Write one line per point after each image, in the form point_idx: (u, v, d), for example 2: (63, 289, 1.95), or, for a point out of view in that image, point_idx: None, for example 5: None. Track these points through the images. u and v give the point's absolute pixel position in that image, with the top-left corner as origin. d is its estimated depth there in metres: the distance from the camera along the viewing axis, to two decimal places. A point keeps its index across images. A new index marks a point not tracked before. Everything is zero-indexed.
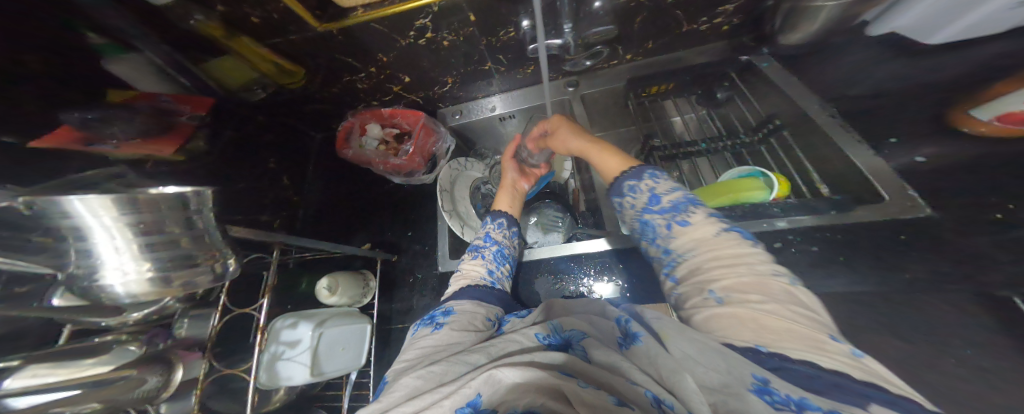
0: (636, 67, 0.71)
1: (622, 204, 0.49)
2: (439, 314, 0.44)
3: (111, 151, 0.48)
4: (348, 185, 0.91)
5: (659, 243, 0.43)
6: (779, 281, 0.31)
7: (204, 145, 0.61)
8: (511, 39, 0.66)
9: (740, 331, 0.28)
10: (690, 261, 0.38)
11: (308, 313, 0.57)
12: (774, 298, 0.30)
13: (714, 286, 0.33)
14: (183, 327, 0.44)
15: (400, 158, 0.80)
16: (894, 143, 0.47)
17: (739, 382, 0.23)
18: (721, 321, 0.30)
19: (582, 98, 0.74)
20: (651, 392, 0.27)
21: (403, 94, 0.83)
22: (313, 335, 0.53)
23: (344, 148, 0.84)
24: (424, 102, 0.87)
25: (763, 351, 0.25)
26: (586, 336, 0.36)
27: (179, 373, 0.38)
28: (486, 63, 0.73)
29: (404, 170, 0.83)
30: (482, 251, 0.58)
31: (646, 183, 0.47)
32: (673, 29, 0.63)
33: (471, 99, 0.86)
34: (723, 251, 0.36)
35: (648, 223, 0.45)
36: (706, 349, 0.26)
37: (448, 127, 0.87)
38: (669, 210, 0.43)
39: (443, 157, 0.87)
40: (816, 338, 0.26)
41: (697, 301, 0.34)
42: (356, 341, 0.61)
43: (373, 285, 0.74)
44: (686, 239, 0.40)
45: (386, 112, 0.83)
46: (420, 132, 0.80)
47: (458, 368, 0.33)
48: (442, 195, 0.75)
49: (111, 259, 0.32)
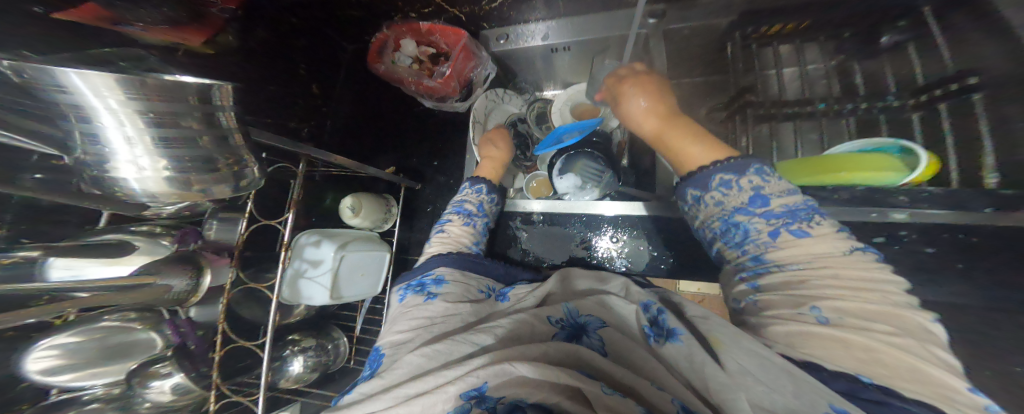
0: None
1: (702, 200, 0.36)
2: (430, 284, 0.41)
3: (139, 34, 0.42)
4: (374, 103, 0.84)
5: (748, 248, 0.33)
6: (915, 317, 0.24)
7: (233, 41, 0.56)
8: None
9: (838, 353, 0.22)
10: (792, 275, 0.29)
11: (331, 233, 0.55)
12: (906, 332, 0.23)
13: (817, 302, 0.26)
14: (212, 229, 0.42)
15: (434, 79, 0.71)
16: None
17: (811, 409, 0.19)
18: (811, 339, 0.24)
19: (666, 35, 0.58)
20: (681, 401, 0.24)
21: (445, 7, 0.72)
22: (335, 257, 0.52)
23: (376, 62, 0.75)
24: (468, 20, 0.74)
25: (866, 382, 0.20)
26: (605, 325, 0.34)
27: (209, 278, 0.36)
28: None
29: (437, 95, 0.75)
30: (473, 219, 0.55)
31: (749, 179, 0.33)
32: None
33: (520, 21, 0.72)
34: (841, 272, 0.27)
35: (737, 226, 0.34)
36: (772, 368, 0.22)
37: (491, 53, 0.72)
38: (780, 215, 0.32)
39: (481, 85, 0.78)
40: (946, 383, 0.20)
41: (785, 312, 0.27)
42: (375, 268, 0.60)
43: (395, 212, 0.71)
44: (795, 252, 0.30)
45: (424, 27, 0.72)
46: (460, 54, 0.70)
47: (463, 348, 0.30)
48: (474, 128, 0.69)
49: (122, 150, 0.27)
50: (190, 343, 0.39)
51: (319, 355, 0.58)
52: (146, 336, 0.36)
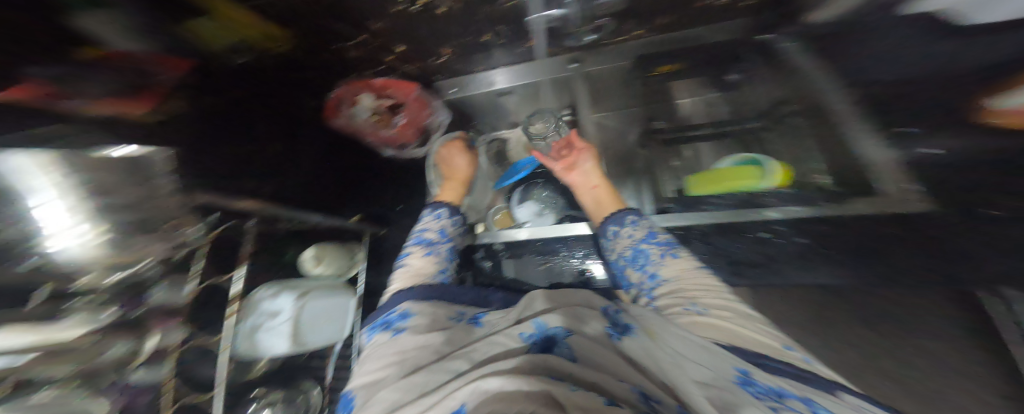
0: (645, 44, 0.66)
1: (619, 233, 0.53)
2: (396, 319, 0.44)
3: (82, 108, 0.43)
4: None
5: (648, 268, 0.48)
6: (744, 307, 0.37)
7: (184, 107, 0.53)
8: (515, 8, 0.60)
9: (714, 332, 0.33)
10: (675, 284, 0.43)
11: (291, 283, 0.56)
12: (741, 315, 0.36)
13: (697, 301, 0.39)
14: (159, 292, 0.40)
15: (391, 130, 0.79)
16: (898, 141, 0.47)
17: (725, 373, 0.28)
18: (702, 327, 0.35)
19: (587, 76, 0.70)
20: (638, 389, 0.28)
21: (395, 65, 0.79)
22: (293, 307, 0.52)
23: (334, 116, 0.77)
24: (420, 74, 0.82)
25: (739, 348, 0.31)
26: (572, 333, 0.35)
27: (154, 341, 0.37)
28: (485, 34, 0.68)
29: (397, 142, 0.82)
30: (437, 248, 0.60)
31: (646, 221, 0.53)
32: (687, 4, 0.58)
33: (469, 72, 0.80)
34: (698, 282, 0.42)
35: (641, 251, 0.49)
36: (694, 345, 0.31)
37: (446, 100, 0.83)
38: (663, 243, 0.49)
39: (436, 131, 0.86)
40: (771, 345, 0.31)
41: (676, 310, 0.39)
42: (340, 313, 0.60)
43: (359, 258, 0.71)
44: (674, 268, 0.45)
45: (377, 82, 0.78)
46: (414, 105, 0.78)
47: (438, 377, 0.33)
48: (433, 170, 0.75)
49: (46, 223, 0.34)
50: None
51: None
52: None
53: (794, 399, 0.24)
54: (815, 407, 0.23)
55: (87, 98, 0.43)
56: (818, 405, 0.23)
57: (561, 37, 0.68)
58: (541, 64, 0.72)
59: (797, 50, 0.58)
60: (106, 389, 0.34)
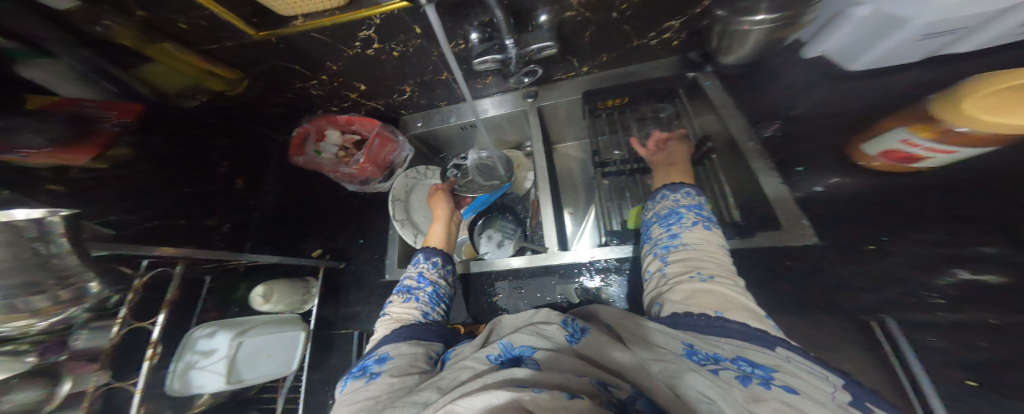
0: (593, 79, 0.69)
1: (666, 197, 0.52)
2: (372, 364, 0.42)
3: (19, 160, 0.42)
4: (303, 190, 0.86)
5: (671, 228, 0.47)
6: (739, 279, 0.38)
7: (127, 151, 0.55)
8: (463, 51, 0.61)
9: (705, 299, 0.35)
10: (691, 249, 0.43)
11: (232, 322, 0.54)
12: (745, 285, 0.37)
13: (701, 269, 0.39)
14: (80, 338, 0.38)
15: (351, 166, 0.76)
16: (801, 172, 0.51)
17: (676, 348, 0.30)
18: (696, 291, 0.36)
19: (541, 110, 0.73)
20: (598, 380, 0.31)
21: (361, 101, 0.78)
22: (230, 344, 0.50)
23: (297, 154, 0.79)
24: (385, 109, 0.81)
25: (717, 315, 0.32)
26: (536, 350, 0.37)
27: (66, 386, 0.36)
28: (442, 73, 0.69)
29: (358, 178, 0.79)
30: (415, 293, 0.55)
31: (694, 198, 0.50)
32: (623, 43, 0.61)
33: (434, 106, 0.82)
34: (719, 255, 0.42)
35: (677, 214, 0.48)
36: (653, 329, 0.33)
37: (408, 135, 0.83)
38: (704, 217, 0.47)
39: (401, 165, 0.83)
40: (760, 311, 0.33)
41: (681, 277, 0.40)
42: (287, 348, 0.58)
43: (315, 291, 0.71)
44: (699, 234, 0.45)
45: (343, 118, 0.79)
46: (375, 140, 0.75)
47: (407, 411, 0.32)
48: (394, 204, 0.73)
49: None
50: None
51: None
52: None
53: (729, 359, 0.27)
54: (745, 364, 0.26)
55: (26, 150, 0.43)
56: (746, 361, 0.26)
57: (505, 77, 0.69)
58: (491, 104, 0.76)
59: (718, 91, 0.60)
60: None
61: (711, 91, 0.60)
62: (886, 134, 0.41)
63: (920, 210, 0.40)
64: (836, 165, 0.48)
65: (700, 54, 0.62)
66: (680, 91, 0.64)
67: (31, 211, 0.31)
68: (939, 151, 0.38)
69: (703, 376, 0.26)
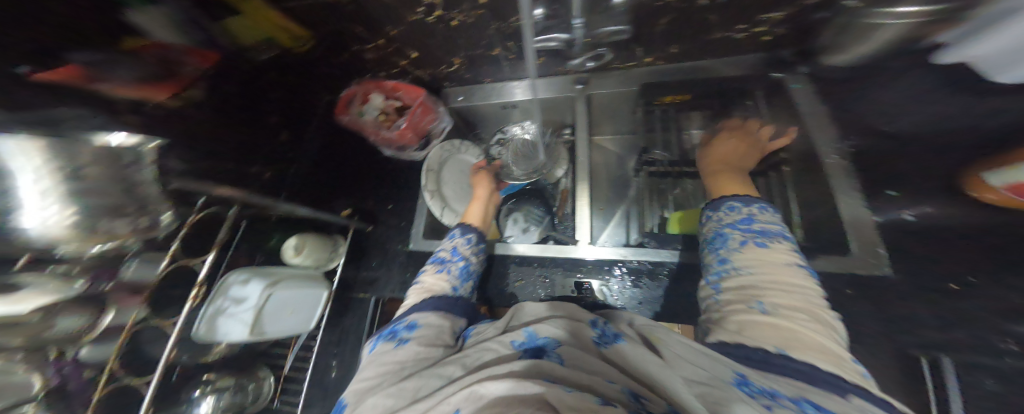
0: (654, 72, 0.64)
1: (711, 217, 0.49)
2: (402, 330, 0.43)
3: (113, 90, 0.47)
4: (339, 149, 0.87)
5: (722, 252, 0.43)
6: (828, 313, 0.33)
7: (201, 94, 0.59)
8: (522, 27, 0.59)
9: (767, 334, 0.31)
10: (745, 275, 0.38)
11: (262, 270, 0.55)
12: (820, 323, 0.32)
13: (762, 298, 0.35)
14: (132, 267, 0.43)
15: (392, 131, 0.79)
16: (891, 196, 0.47)
17: (723, 375, 0.28)
18: (753, 324, 0.32)
19: (590, 98, 0.70)
20: (630, 389, 0.29)
21: (409, 69, 0.78)
22: (260, 295, 0.52)
23: (343, 113, 0.82)
24: (430, 80, 0.81)
25: (776, 352, 0.29)
26: (561, 343, 0.36)
27: (108, 318, 0.41)
28: (494, 48, 0.67)
29: (396, 144, 0.81)
30: (448, 266, 0.56)
31: (750, 209, 0.46)
32: (700, 35, 0.55)
33: (478, 82, 0.80)
34: (783, 277, 0.36)
35: (722, 235, 0.45)
36: (697, 352, 0.31)
37: (448, 107, 0.83)
38: (753, 230, 0.43)
39: (438, 137, 0.84)
40: (836, 355, 0.29)
41: (738, 306, 0.36)
42: (308, 306, 0.61)
43: (340, 251, 0.73)
44: (754, 256, 0.40)
45: (389, 84, 0.79)
46: (417, 109, 0.78)
47: (432, 382, 0.33)
48: (427, 175, 0.74)
49: (30, 200, 0.33)
50: (72, 387, 0.38)
51: (236, 393, 0.56)
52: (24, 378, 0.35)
53: (788, 399, 0.24)
54: (808, 407, 0.23)
55: (113, 83, 0.47)
56: (810, 404, 0.23)
57: (564, 59, 0.66)
58: (537, 85, 0.73)
59: (805, 94, 0.55)
60: (46, 365, 0.36)
61: (797, 95, 0.56)
62: None
63: (1013, 271, 0.35)
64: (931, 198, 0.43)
65: (794, 53, 0.55)
66: (757, 93, 0.60)
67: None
68: None
69: (753, 407, 0.23)
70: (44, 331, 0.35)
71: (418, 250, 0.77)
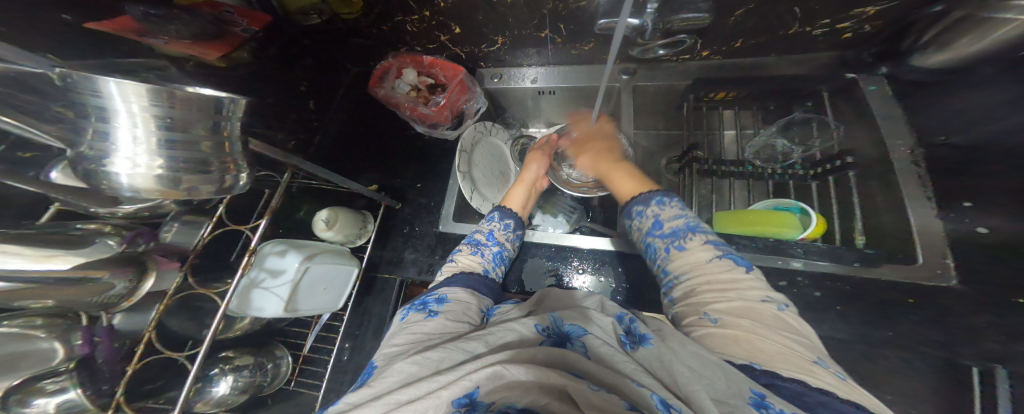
0: (706, 67, 0.65)
1: (630, 226, 0.52)
2: (432, 301, 0.44)
3: (161, 45, 0.46)
4: (365, 125, 0.87)
5: (659, 266, 0.45)
6: (769, 307, 0.33)
7: (247, 58, 0.60)
8: (579, 8, 0.58)
9: (732, 348, 0.30)
10: (687, 286, 0.40)
11: (298, 244, 0.57)
12: (764, 321, 0.32)
13: (709, 308, 0.35)
14: (171, 231, 0.42)
15: (429, 107, 0.76)
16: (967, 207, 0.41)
17: (738, 395, 0.25)
18: (714, 338, 0.32)
19: (634, 89, 0.70)
20: (658, 396, 0.26)
21: (448, 45, 0.77)
22: (297, 268, 0.53)
23: (377, 86, 0.80)
24: (466, 58, 0.80)
25: (754, 368, 0.27)
26: (586, 332, 0.35)
27: (151, 283, 0.37)
28: (544, 30, 0.66)
29: (429, 121, 0.80)
30: (482, 249, 0.56)
31: (652, 209, 0.49)
32: (774, 28, 0.55)
33: (514, 65, 0.79)
34: (721, 278, 0.38)
35: (650, 246, 0.47)
36: (706, 362, 0.27)
37: (483, 88, 0.82)
38: (668, 235, 0.45)
39: (471, 117, 0.83)
40: (794, 357, 0.28)
41: (693, 318, 0.36)
42: (338, 283, 0.62)
43: (369, 228, 0.73)
44: (683, 263, 0.42)
45: (427, 60, 0.79)
46: (455, 87, 0.76)
47: (455, 356, 0.33)
48: (461, 155, 0.73)
49: (127, 148, 0.29)
50: (100, 355, 0.36)
51: (254, 375, 0.56)
52: (47, 346, 0.32)
53: None
54: None
55: (165, 37, 0.46)
56: None
57: (627, 46, 0.65)
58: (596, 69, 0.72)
59: (880, 99, 0.52)
60: (77, 332, 0.34)
61: (870, 97, 0.53)
62: None
63: None
64: None
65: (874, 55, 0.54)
66: (822, 93, 0.59)
67: (215, 92, 0.30)
68: None
69: None
70: (100, 294, 0.32)
71: (447, 232, 0.76)
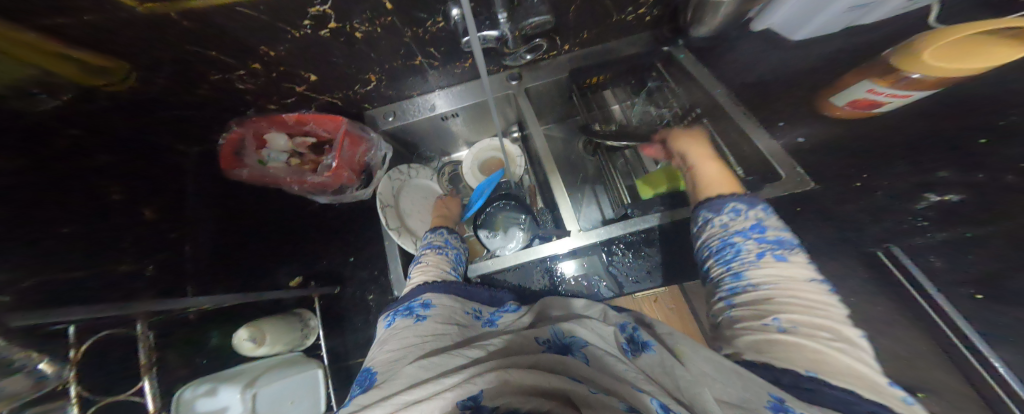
0: (574, 58, 0.73)
1: (711, 221, 0.46)
2: (417, 306, 0.44)
3: None
4: (245, 209, 0.64)
5: (733, 267, 0.41)
6: (854, 333, 0.31)
7: None
8: (442, 29, 0.58)
9: (796, 357, 0.30)
10: (762, 292, 0.37)
11: (231, 375, 0.48)
12: (843, 339, 0.31)
13: (780, 314, 0.34)
14: None
15: (320, 175, 0.69)
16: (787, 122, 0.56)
17: (758, 398, 0.27)
18: (779, 344, 0.31)
19: (527, 91, 0.73)
20: (658, 401, 0.28)
21: (311, 96, 0.67)
22: (242, 398, 0.44)
23: (239, 167, 0.66)
24: (344, 104, 0.72)
25: (808, 375, 0.27)
26: (587, 343, 0.38)
27: None
28: (416, 57, 0.64)
29: (329, 187, 0.72)
30: (444, 250, 0.58)
31: (755, 212, 0.44)
32: (604, 19, 0.65)
33: (406, 97, 0.75)
34: (805, 294, 0.35)
35: (732, 246, 0.42)
36: (723, 367, 0.29)
37: (379, 131, 0.75)
38: (768, 242, 0.41)
39: (379, 167, 0.78)
40: (865, 377, 0.27)
41: (754, 324, 0.35)
42: (309, 391, 0.52)
43: (314, 323, 0.63)
44: (770, 272, 0.38)
45: (291, 118, 0.69)
46: (344, 142, 0.69)
47: (456, 360, 0.34)
48: (385, 212, 0.69)
49: None
50: None
51: None
52: None
53: None
54: None
55: None
56: None
57: (498, 56, 0.68)
58: (481, 82, 0.73)
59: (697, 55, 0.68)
60: None
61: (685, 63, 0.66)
62: (855, 88, 0.49)
63: None
64: (809, 115, 0.57)
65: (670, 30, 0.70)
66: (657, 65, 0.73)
67: None
68: (897, 97, 0.46)
69: None
70: None
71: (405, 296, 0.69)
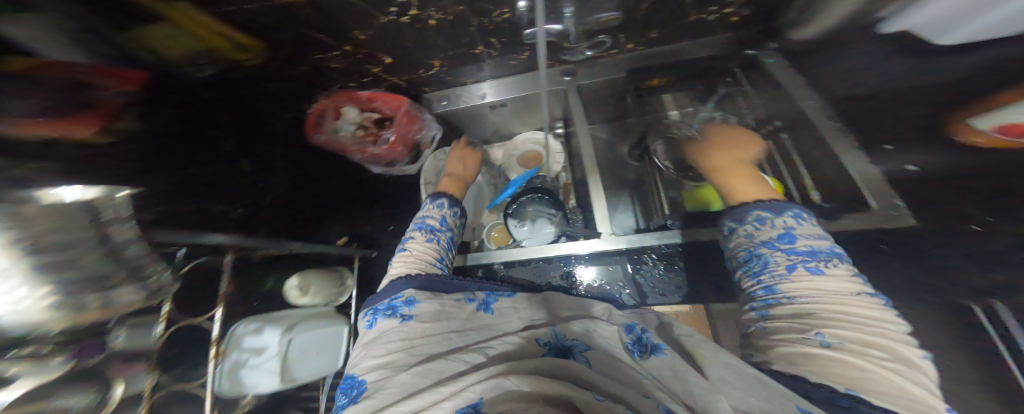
0: (634, 58, 0.69)
1: (736, 231, 0.43)
2: (399, 305, 0.40)
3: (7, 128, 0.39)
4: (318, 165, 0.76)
5: (763, 279, 0.38)
6: (916, 355, 0.27)
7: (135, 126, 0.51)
8: (506, 21, 0.60)
9: (835, 374, 0.26)
10: (799, 307, 0.33)
11: (275, 315, 0.53)
12: (900, 361, 0.26)
13: (823, 329, 0.30)
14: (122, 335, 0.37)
15: (379, 146, 0.76)
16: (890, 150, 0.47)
17: (781, 408, 0.23)
18: (816, 359, 0.28)
19: (579, 88, 0.72)
20: (665, 406, 0.26)
21: (383, 76, 0.75)
22: (281, 342, 0.50)
23: (316, 132, 0.76)
24: (407, 86, 0.79)
25: (849, 393, 0.24)
26: (589, 348, 0.36)
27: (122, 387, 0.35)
28: (476, 47, 0.67)
29: (385, 159, 0.79)
30: (438, 236, 0.56)
31: (783, 220, 0.40)
32: (678, 17, 0.60)
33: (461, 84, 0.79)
34: (856, 311, 0.31)
35: (760, 257, 0.39)
36: (747, 377, 0.27)
37: (435, 114, 0.80)
38: (800, 253, 0.36)
39: (428, 146, 0.82)
40: (927, 403, 0.23)
41: (791, 336, 0.31)
42: (332, 343, 0.59)
43: (349, 283, 0.69)
44: (810, 287, 0.34)
45: (364, 94, 0.77)
46: (403, 119, 0.76)
47: (455, 366, 0.33)
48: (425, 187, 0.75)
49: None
50: None
51: None
52: None
53: None
54: None
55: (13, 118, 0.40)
56: None
57: (557, 50, 0.68)
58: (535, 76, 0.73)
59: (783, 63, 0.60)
60: None
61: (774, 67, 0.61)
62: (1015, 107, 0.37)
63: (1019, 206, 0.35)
64: None
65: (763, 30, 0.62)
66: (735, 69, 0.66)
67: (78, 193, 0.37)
68: None
69: None
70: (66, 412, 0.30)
71: None
